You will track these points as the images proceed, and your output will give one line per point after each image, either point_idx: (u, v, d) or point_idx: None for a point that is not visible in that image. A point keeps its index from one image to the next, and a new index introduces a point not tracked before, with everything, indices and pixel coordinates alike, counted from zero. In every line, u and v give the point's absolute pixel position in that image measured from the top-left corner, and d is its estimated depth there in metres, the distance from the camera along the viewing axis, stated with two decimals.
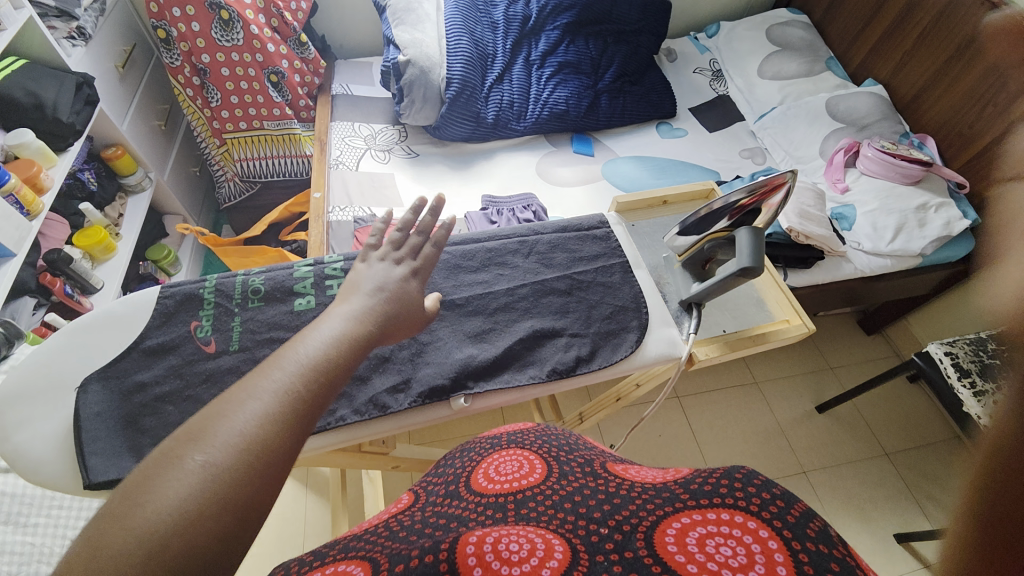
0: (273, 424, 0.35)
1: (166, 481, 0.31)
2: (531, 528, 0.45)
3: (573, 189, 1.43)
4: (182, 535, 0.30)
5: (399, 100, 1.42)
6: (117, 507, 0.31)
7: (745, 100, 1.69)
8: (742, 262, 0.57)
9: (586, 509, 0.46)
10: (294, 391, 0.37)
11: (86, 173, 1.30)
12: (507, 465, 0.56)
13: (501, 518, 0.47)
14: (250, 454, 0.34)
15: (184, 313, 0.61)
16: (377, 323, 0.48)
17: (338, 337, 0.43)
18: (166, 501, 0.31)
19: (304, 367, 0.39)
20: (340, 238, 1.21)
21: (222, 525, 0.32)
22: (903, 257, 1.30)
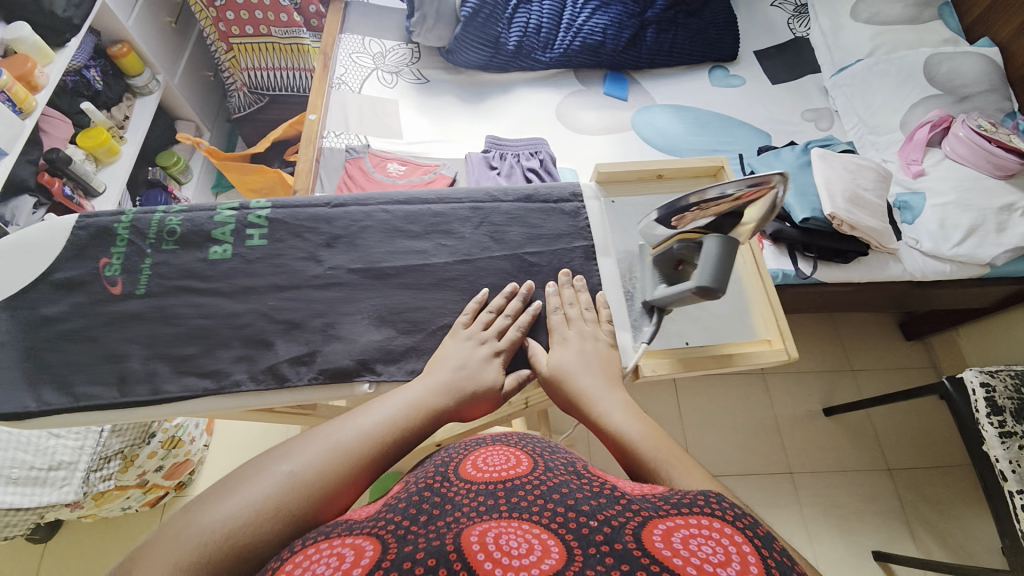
0: (347, 461, 0.41)
1: (257, 481, 0.38)
2: (527, 525, 0.34)
3: (594, 138, 1.27)
4: (254, 526, 0.36)
5: (410, 15, 1.27)
6: (209, 495, 0.37)
7: (826, 47, 1.40)
8: (700, 278, 0.49)
9: (585, 508, 0.35)
10: (368, 438, 0.43)
11: (92, 71, 1.26)
12: (494, 456, 0.44)
13: (496, 513, 0.36)
14: (322, 477, 0.39)
15: (96, 249, 0.56)
16: (459, 399, 0.49)
17: (412, 403, 0.47)
18: (245, 497, 0.37)
19: (380, 424, 0.45)
20: (331, 167, 1.14)
21: (283, 531, 0.36)
22: (967, 264, 1.09)
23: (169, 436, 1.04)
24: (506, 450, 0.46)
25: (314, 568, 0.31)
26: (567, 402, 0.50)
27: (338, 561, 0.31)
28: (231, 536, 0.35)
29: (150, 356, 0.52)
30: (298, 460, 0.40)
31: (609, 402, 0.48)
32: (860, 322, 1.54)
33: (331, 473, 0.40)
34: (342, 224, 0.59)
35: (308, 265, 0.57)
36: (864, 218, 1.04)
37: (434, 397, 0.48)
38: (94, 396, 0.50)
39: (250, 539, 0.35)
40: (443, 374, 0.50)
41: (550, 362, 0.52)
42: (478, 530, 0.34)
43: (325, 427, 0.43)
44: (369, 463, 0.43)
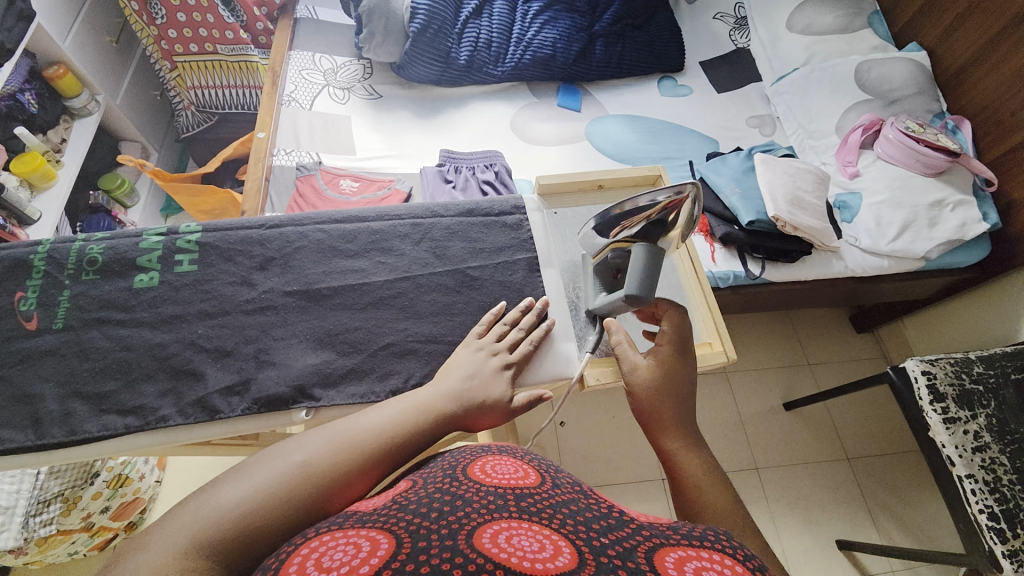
0: (353, 455, 0.42)
1: (269, 467, 0.39)
2: (538, 528, 0.35)
3: (549, 149, 1.29)
4: (263, 510, 0.36)
5: (359, 32, 1.26)
6: (220, 479, 0.38)
7: (766, 56, 1.46)
8: (629, 287, 0.52)
9: (596, 522, 0.36)
10: (378, 436, 0.44)
11: (26, 95, 1.20)
12: (502, 466, 0.44)
13: (506, 511, 0.37)
14: (329, 470, 0.40)
15: (10, 282, 0.53)
16: (465, 406, 0.48)
17: (421, 408, 0.47)
18: (257, 481, 0.37)
19: (391, 423, 0.45)
20: (281, 186, 1.12)
21: (290, 518, 0.37)
22: (903, 258, 1.15)
23: (116, 474, 0.98)
24: (514, 463, 0.46)
25: (330, 555, 0.31)
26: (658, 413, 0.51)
27: (354, 551, 0.31)
28: (232, 521, 0.35)
29: (67, 394, 0.49)
30: (304, 451, 0.41)
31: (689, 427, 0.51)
32: (815, 317, 1.60)
33: (336, 466, 0.40)
34: (276, 246, 0.58)
35: (240, 290, 0.55)
36: (805, 219, 1.08)
37: (442, 399, 0.48)
38: (4, 440, 0.47)
39: (255, 522, 0.35)
40: (450, 383, 0.50)
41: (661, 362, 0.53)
42: (491, 529, 0.34)
43: (345, 420, 0.44)
44: (373, 456, 0.42)
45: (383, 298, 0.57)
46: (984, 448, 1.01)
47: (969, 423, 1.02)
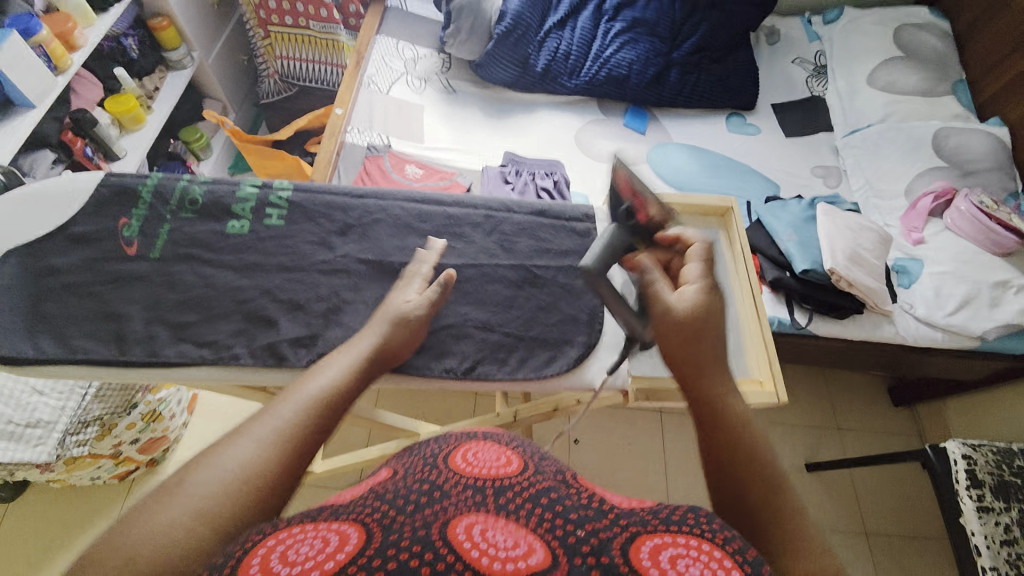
0: (289, 436, 0.38)
1: (185, 488, 0.33)
2: (515, 527, 0.34)
3: (609, 166, 1.30)
4: (191, 528, 0.31)
5: (445, 27, 1.31)
6: (133, 514, 0.32)
7: (841, 108, 1.44)
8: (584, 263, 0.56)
9: (574, 518, 0.35)
10: (314, 405, 0.41)
11: (129, 40, 1.30)
12: (484, 453, 0.43)
13: (480, 500, 0.36)
14: (268, 461, 0.36)
15: (115, 208, 0.57)
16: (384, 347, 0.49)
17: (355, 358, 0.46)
18: (177, 504, 0.32)
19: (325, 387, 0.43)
20: (350, 162, 1.16)
21: (226, 524, 0.33)
22: (958, 334, 1.11)
23: (151, 409, 1.02)
24: (498, 447, 0.45)
25: (297, 547, 0.30)
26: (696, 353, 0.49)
27: (321, 545, 0.30)
28: (166, 556, 0.30)
29: (151, 318, 0.52)
30: (230, 459, 0.36)
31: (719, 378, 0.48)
32: (850, 379, 1.55)
33: (274, 457, 0.37)
34: (357, 215, 0.60)
35: (319, 250, 0.58)
36: (862, 277, 1.06)
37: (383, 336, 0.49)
38: (90, 350, 0.51)
39: (181, 545, 0.30)
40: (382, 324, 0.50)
41: (696, 304, 0.50)
42: (463, 522, 0.33)
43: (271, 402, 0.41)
44: (307, 445, 0.39)
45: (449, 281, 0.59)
46: (1014, 543, 0.95)
47: (1003, 515, 0.97)
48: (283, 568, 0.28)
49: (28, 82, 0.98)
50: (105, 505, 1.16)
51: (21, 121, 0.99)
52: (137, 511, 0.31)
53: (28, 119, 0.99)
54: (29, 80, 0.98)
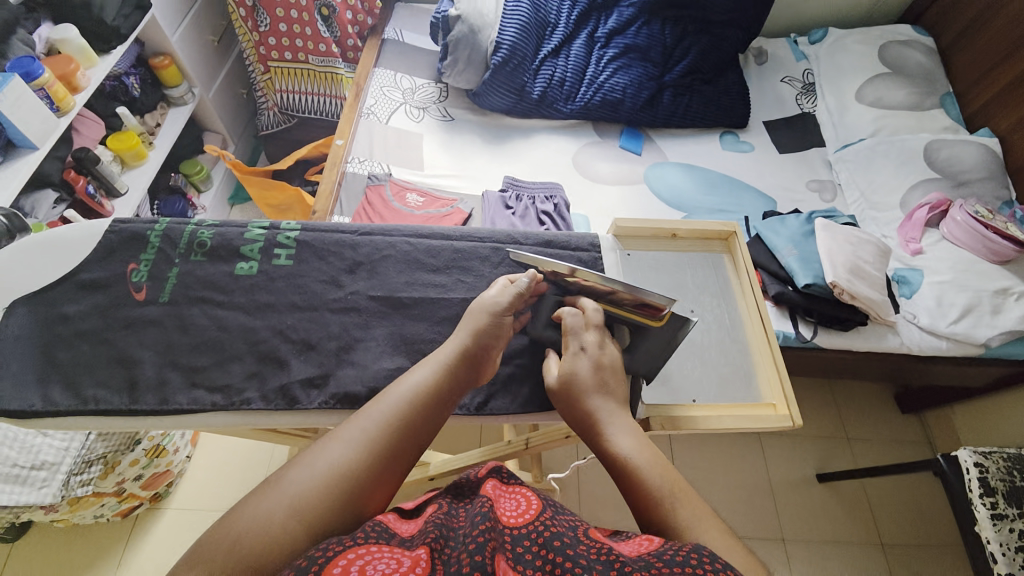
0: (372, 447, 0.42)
1: (289, 482, 0.38)
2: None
3: (607, 187, 1.31)
4: (292, 519, 0.36)
5: (443, 57, 1.34)
6: (248, 502, 0.37)
7: (832, 123, 1.47)
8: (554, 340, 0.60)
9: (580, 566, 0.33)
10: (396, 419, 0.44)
11: (131, 78, 1.31)
12: (507, 498, 0.42)
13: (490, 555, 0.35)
14: (353, 469, 0.40)
15: (125, 253, 0.57)
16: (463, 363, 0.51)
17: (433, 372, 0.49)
18: (282, 496, 0.37)
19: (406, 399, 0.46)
20: (351, 192, 1.17)
21: (319, 521, 0.37)
22: (962, 343, 1.11)
23: (155, 444, 1.02)
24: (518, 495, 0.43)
25: (376, 564, 0.32)
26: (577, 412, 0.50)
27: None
28: (259, 548, 0.34)
29: (163, 364, 0.52)
30: (325, 458, 0.40)
31: (617, 426, 0.48)
32: (856, 390, 1.55)
33: (360, 464, 0.41)
34: (365, 252, 0.61)
35: (329, 288, 0.58)
36: (864, 289, 1.07)
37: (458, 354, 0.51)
38: (101, 400, 0.50)
39: (282, 535, 0.35)
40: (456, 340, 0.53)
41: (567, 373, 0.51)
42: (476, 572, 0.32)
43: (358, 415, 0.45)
44: (390, 453, 0.43)
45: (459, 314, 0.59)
46: None
47: (1016, 521, 0.96)
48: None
49: (30, 124, 0.98)
50: (106, 548, 1.13)
51: (23, 162, 0.99)
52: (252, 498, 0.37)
53: (29, 159, 1.00)
54: (31, 121, 0.98)
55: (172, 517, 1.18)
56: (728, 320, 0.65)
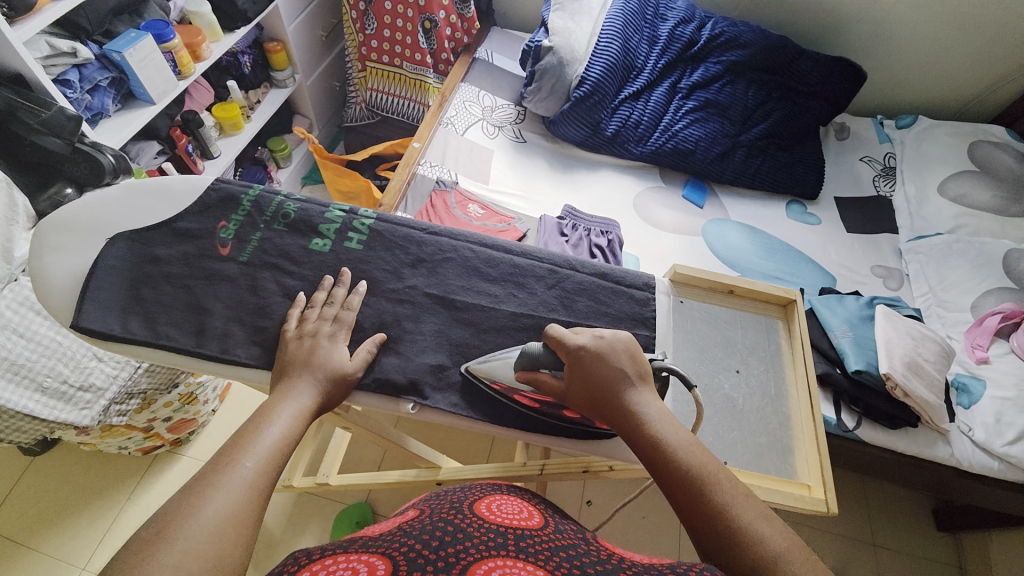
0: (243, 503, 0.40)
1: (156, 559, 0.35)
2: (531, 569, 0.36)
3: (664, 234, 1.31)
4: None
5: (528, 83, 1.39)
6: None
7: (908, 212, 1.42)
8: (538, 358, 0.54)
9: (590, 573, 0.37)
10: (262, 475, 0.43)
11: (245, 57, 1.43)
12: (508, 506, 0.47)
13: (504, 550, 0.38)
14: (226, 531, 0.38)
15: (218, 211, 0.62)
16: (318, 403, 0.51)
17: (291, 417, 0.48)
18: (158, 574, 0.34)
19: (266, 449, 0.45)
20: (418, 193, 1.23)
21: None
22: (1016, 468, 1.03)
23: (189, 391, 1.07)
24: (519, 505, 0.49)
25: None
26: (604, 405, 0.51)
27: None
28: None
29: (231, 317, 0.56)
30: (206, 516, 0.38)
31: (647, 406, 0.50)
32: (890, 496, 1.44)
33: (234, 525, 0.39)
34: (429, 251, 0.64)
35: (390, 279, 0.61)
36: (920, 389, 1.01)
37: (317, 389, 0.51)
38: (172, 338, 0.54)
39: None
40: (311, 376, 0.51)
41: (577, 362, 0.52)
42: (483, 568, 0.35)
43: (214, 473, 0.41)
44: (257, 507, 0.41)
45: (505, 327, 0.60)
46: None
47: None
48: None
49: (152, 81, 1.06)
50: (122, 477, 1.19)
51: (138, 114, 1.07)
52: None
53: (144, 113, 1.08)
54: (154, 79, 1.06)
55: (186, 465, 1.22)
56: (774, 390, 0.63)
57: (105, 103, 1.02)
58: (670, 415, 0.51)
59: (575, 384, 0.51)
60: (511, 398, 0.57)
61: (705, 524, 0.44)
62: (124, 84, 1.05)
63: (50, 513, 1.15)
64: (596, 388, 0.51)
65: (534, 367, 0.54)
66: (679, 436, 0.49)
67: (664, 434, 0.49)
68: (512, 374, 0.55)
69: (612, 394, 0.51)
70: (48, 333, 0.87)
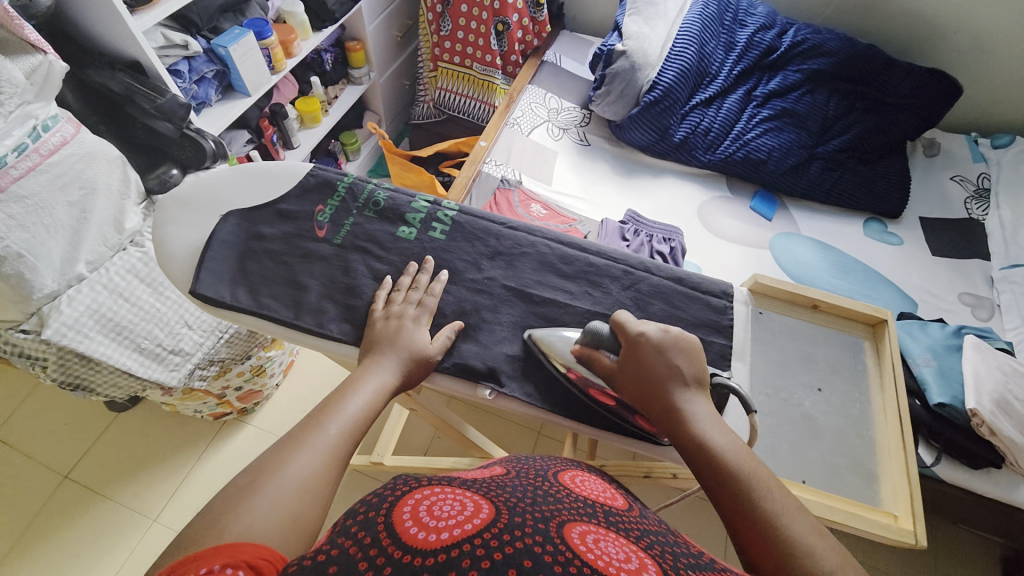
0: (325, 468, 0.43)
1: (251, 504, 0.38)
2: (624, 541, 0.37)
3: (728, 245, 1.28)
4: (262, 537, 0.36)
5: (597, 87, 1.39)
6: (214, 522, 0.37)
7: (1003, 238, 1.31)
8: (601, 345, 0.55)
9: (677, 559, 0.37)
10: (345, 442, 0.46)
11: (327, 55, 1.52)
12: (591, 482, 0.49)
13: (595, 521, 0.40)
14: (310, 488, 0.41)
15: (316, 195, 0.66)
16: (399, 381, 0.53)
17: (374, 391, 0.50)
18: (251, 517, 0.37)
19: (351, 418, 0.47)
20: (482, 189, 1.26)
21: (291, 540, 0.38)
22: None
23: (259, 364, 1.14)
24: (601, 485, 0.50)
25: (441, 505, 0.37)
26: (655, 400, 0.50)
27: (460, 508, 0.37)
28: None
29: (325, 294, 0.60)
30: (297, 471, 0.42)
31: (701, 410, 0.50)
32: (962, 544, 1.32)
33: (317, 483, 0.42)
34: (508, 244, 0.65)
35: (470, 269, 0.63)
36: (1009, 428, 0.93)
37: (401, 366, 0.53)
38: (274, 309, 0.59)
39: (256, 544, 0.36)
40: (390, 354, 0.54)
41: (631, 357, 0.53)
42: (580, 533, 0.36)
43: (304, 436, 0.45)
44: (337, 471, 0.44)
45: (579, 324, 0.60)
46: None
47: None
48: (431, 517, 0.35)
49: (250, 74, 1.13)
50: (193, 439, 1.29)
51: (235, 105, 1.15)
52: (220, 520, 0.37)
53: (240, 104, 1.16)
54: (251, 73, 1.14)
55: (250, 433, 1.31)
56: (857, 412, 0.60)
57: (208, 93, 1.11)
58: (724, 425, 0.49)
59: (626, 376, 0.52)
60: (587, 393, 0.57)
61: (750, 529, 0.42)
62: (226, 77, 1.14)
63: (130, 464, 1.25)
64: (647, 382, 0.51)
65: (594, 346, 0.55)
66: (730, 439, 0.48)
67: (711, 436, 0.48)
68: (569, 349, 0.57)
69: (663, 391, 0.50)
70: (149, 299, 0.93)
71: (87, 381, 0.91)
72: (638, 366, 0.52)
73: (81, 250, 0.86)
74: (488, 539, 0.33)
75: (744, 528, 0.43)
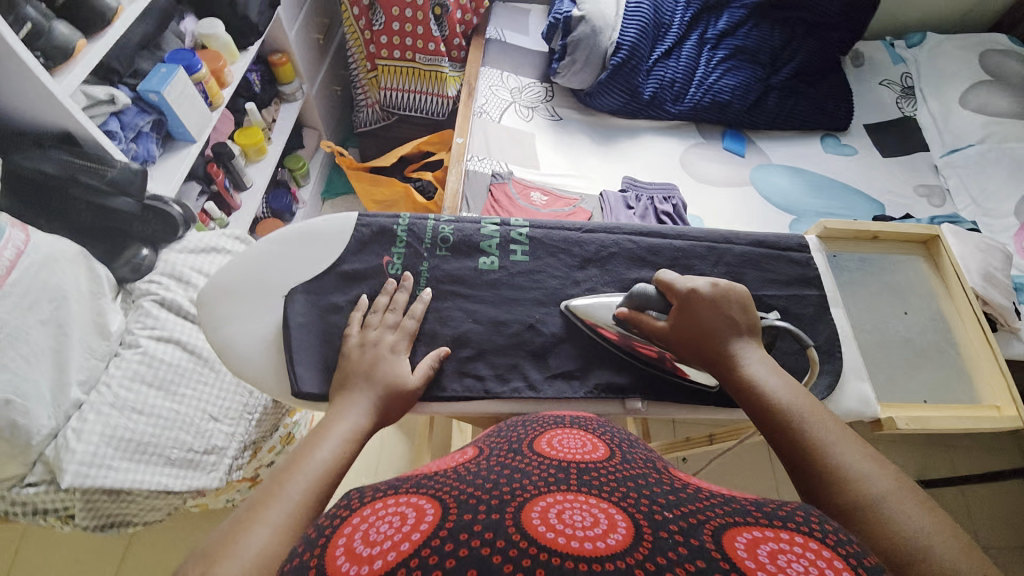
0: (284, 537, 0.38)
1: None
2: (588, 501, 0.33)
3: (718, 189, 1.32)
4: None
5: (558, 58, 1.36)
6: None
7: (936, 128, 1.45)
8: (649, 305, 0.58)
9: (659, 501, 0.34)
10: (308, 503, 0.42)
11: (253, 75, 1.34)
12: (568, 440, 0.45)
13: (564, 485, 0.36)
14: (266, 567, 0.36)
15: (377, 246, 0.64)
16: (371, 424, 0.51)
17: (339, 440, 0.47)
18: None
19: (315, 475, 0.44)
20: (475, 189, 1.19)
21: None
22: None
23: (290, 432, 0.97)
24: (581, 437, 0.46)
25: (377, 526, 0.31)
26: (707, 349, 0.54)
27: (400, 522, 0.31)
28: None
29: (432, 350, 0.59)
30: (250, 548, 0.37)
31: (752, 355, 0.53)
32: None
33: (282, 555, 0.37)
34: (593, 249, 0.66)
35: (566, 285, 0.64)
36: (996, 296, 1.06)
37: (373, 402, 0.52)
38: None
39: None
40: (366, 395, 0.52)
41: (684, 310, 0.56)
42: (539, 506, 0.32)
43: (264, 506, 0.40)
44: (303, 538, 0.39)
45: None
46: None
47: None
48: (366, 546, 0.29)
49: (190, 117, 0.98)
50: None
51: (183, 156, 0.99)
52: None
53: (189, 153, 1.00)
54: (191, 116, 0.98)
55: None
56: (919, 324, 0.69)
57: (150, 150, 0.94)
58: (782, 372, 0.52)
59: (681, 330, 0.55)
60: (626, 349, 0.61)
61: (802, 464, 0.46)
62: (163, 126, 0.97)
63: None
64: (699, 333, 0.54)
65: (641, 307, 0.58)
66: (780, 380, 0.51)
67: (765, 379, 0.51)
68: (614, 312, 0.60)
69: (716, 340, 0.54)
70: (167, 404, 0.79)
71: (121, 515, 0.78)
72: (690, 319, 0.55)
73: (71, 373, 0.72)
74: (427, 556, 0.27)
75: (794, 463, 0.46)
